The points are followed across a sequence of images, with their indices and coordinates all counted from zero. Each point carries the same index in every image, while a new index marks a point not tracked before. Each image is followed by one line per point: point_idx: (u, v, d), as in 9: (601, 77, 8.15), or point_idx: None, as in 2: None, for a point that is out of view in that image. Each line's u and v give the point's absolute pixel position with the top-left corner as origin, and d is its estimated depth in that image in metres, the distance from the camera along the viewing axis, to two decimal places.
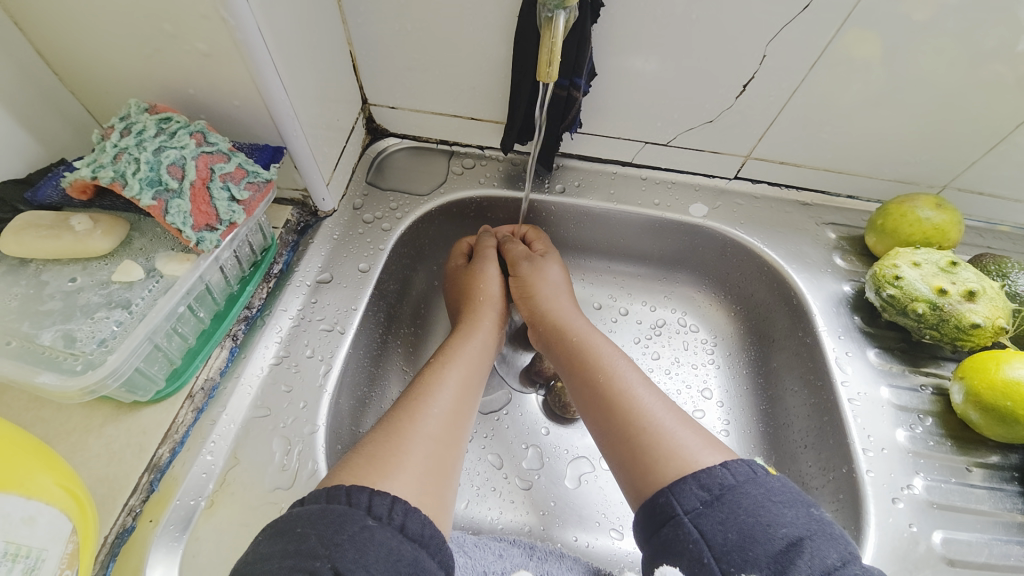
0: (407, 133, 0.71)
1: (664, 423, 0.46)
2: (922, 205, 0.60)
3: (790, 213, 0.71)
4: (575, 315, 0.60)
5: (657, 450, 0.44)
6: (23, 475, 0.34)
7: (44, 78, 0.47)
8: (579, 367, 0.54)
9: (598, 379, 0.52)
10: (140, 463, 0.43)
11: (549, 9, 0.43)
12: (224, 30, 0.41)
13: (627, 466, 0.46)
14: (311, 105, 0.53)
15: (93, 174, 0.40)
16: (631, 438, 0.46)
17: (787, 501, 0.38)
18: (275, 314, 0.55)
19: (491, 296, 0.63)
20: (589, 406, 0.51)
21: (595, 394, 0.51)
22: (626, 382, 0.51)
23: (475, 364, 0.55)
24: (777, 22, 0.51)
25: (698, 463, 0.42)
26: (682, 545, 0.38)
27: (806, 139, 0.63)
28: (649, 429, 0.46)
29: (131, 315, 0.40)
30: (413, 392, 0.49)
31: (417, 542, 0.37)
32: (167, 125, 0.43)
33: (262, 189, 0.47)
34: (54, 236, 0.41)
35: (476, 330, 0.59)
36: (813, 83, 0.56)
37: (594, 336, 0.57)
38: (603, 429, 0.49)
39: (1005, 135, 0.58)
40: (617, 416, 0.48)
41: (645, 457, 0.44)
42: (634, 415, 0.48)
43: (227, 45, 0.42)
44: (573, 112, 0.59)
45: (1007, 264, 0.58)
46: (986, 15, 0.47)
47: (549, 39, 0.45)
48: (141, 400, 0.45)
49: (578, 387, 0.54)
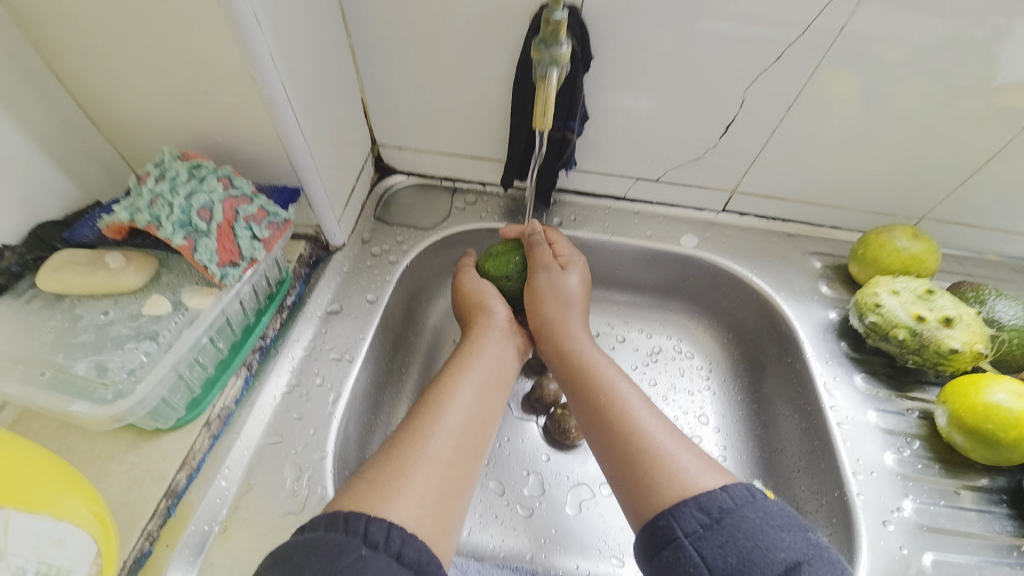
0: (413, 172, 0.76)
1: (665, 446, 0.48)
2: (899, 236, 0.63)
3: (777, 243, 0.74)
4: (581, 334, 0.62)
5: (657, 473, 0.46)
6: (56, 498, 0.36)
7: (84, 127, 0.51)
8: (581, 388, 0.57)
9: (599, 402, 0.54)
10: (159, 489, 0.45)
11: (543, 66, 0.47)
12: (252, 86, 0.46)
13: (627, 486, 0.48)
14: (326, 148, 0.58)
15: (130, 217, 0.43)
16: (630, 461, 0.48)
17: (784, 523, 0.40)
18: (288, 344, 0.58)
19: (485, 307, 0.63)
20: (591, 428, 0.54)
21: (596, 419, 0.53)
22: (625, 404, 0.53)
23: (493, 380, 0.56)
24: (754, 70, 0.56)
25: (698, 487, 0.44)
26: (682, 567, 0.40)
27: (787, 174, 0.67)
28: (649, 453, 0.48)
29: (159, 345, 0.43)
30: (425, 408, 0.50)
31: (413, 569, 0.37)
32: (197, 172, 0.46)
33: (280, 227, 0.50)
34: (89, 272, 0.44)
35: (489, 341, 0.60)
36: (791, 123, 0.61)
37: (596, 358, 0.59)
38: (603, 450, 0.52)
39: (981, 165, 0.62)
40: (618, 439, 0.50)
41: (646, 480, 0.46)
42: (635, 438, 0.49)
43: (254, 98, 0.47)
44: (568, 151, 0.64)
45: (984, 291, 0.61)
46: (950, 60, 0.52)
47: (543, 92, 0.49)
48: (162, 427, 0.47)
49: (580, 409, 0.56)
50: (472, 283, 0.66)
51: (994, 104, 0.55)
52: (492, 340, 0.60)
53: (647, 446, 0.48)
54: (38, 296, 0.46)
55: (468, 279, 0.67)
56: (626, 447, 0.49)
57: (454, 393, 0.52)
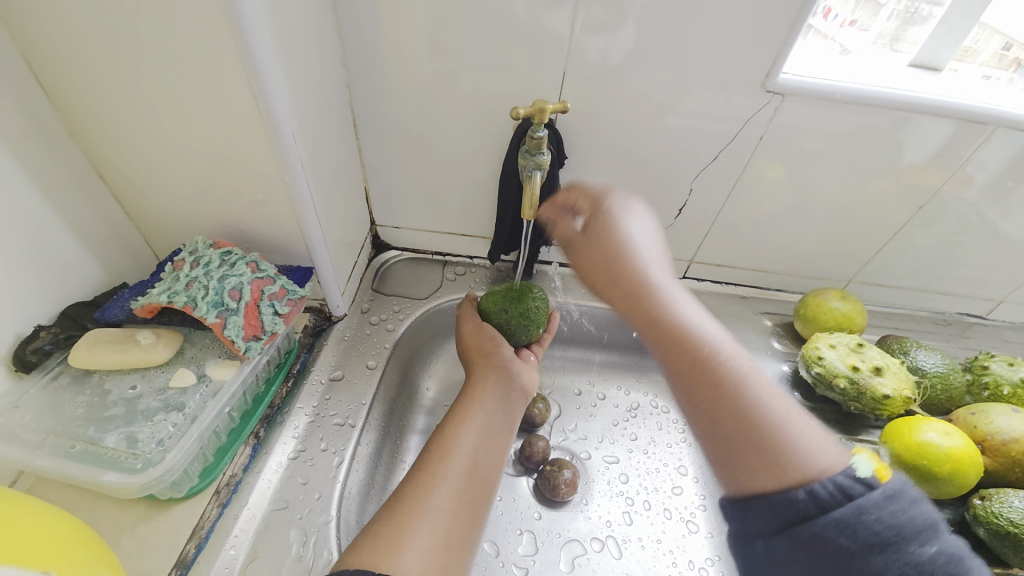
0: (407, 247, 0.84)
1: (791, 419, 0.40)
2: (831, 297, 0.75)
3: (733, 305, 0.84)
4: (658, 272, 0.53)
5: (775, 446, 0.39)
6: (87, 565, 0.38)
7: (118, 219, 0.58)
8: (661, 330, 0.48)
9: (691, 353, 0.45)
10: (169, 559, 0.47)
11: (528, 169, 0.58)
12: (281, 185, 0.54)
13: (725, 454, 0.41)
14: (336, 231, 0.65)
15: (168, 299, 0.49)
16: (743, 440, 0.40)
17: (883, 538, 0.34)
18: (293, 410, 0.61)
19: (484, 348, 0.66)
20: (682, 377, 0.45)
21: (687, 359, 0.45)
22: (728, 358, 0.44)
23: (499, 421, 0.58)
24: (698, 164, 0.69)
25: (820, 467, 0.37)
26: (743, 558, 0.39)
27: (734, 246, 0.79)
28: (763, 417, 0.40)
29: (185, 416, 0.47)
30: (431, 454, 0.52)
31: None
32: (229, 257, 0.53)
33: (297, 303, 0.56)
34: (121, 349, 0.49)
35: (490, 381, 0.61)
36: (732, 204, 0.73)
37: (681, 304, 0.49)
38: (698, 405, 0.43)
39: (896, 232, 0.75)
40: (724, 404, 0.42)
41: (760, 454, 0.39)
42: (754, 411, 0.41)
43: (281, 195, 0.55)
44: (548, 232, 0.74)
45: (907, 343, 0.71)
46: (855, 152, 0.66)
47: (530, 189, 0.59)
48: (176, 497, 0.50)
49: (660, 350, 0.48)
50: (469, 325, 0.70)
51: (898, 183, 0.69)
52: (497, 379, 0.62)
53: (766, 426, 0.40)
54: (65, 373, 0.49)
55: (467, 322, 0.70)
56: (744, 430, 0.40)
57: (459, 440, 0.53)
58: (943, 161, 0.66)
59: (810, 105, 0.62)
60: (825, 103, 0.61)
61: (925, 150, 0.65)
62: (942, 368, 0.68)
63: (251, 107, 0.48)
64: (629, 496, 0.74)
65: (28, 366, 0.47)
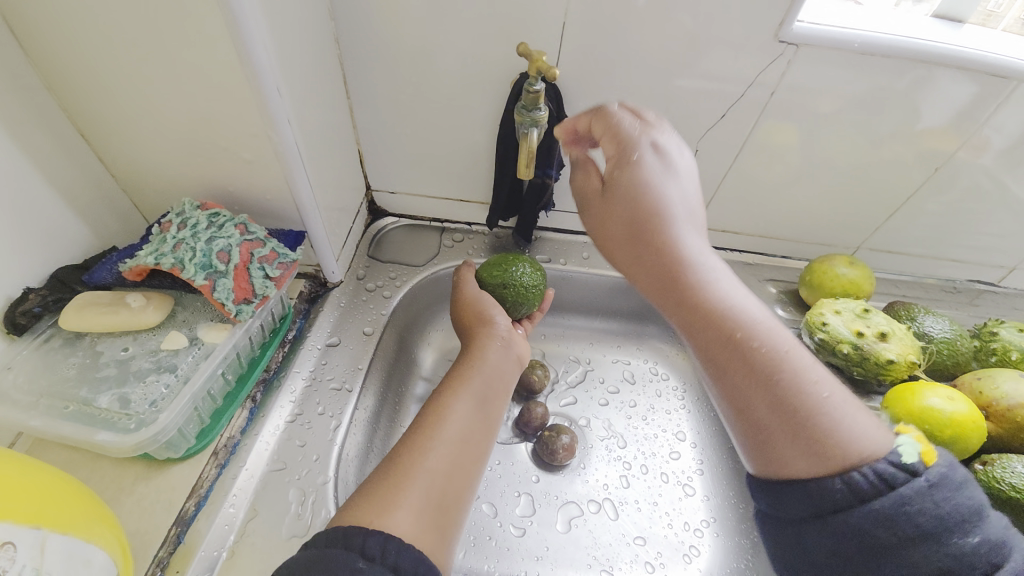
0: (404, 213, 0.82)
1: (837, 403, 0.40)
2: (838, 263, 0.72)
3: (736, 272, 0.82)
4: (689, 236, 0.48)
5: (819, 428, 0.39)
6: (84, 522, 0.39)
7: (104, 180, 0.56)
8: (699, 314, 0.46)
9: (728, 335, 0.44)
10: (170, 517, 0.48)
11: (525, 126, 0.55)
12: (268, 144, 0.52)
13: (762, 437, 0.42)
14: (328, 195, 0.63)
15: (155, 260, 0.48)
16: (786, 422, 0.40)
17: (925, 530, 0.35)
18: (289, 375, 0.61)
19: (481, 312, 0.65)
20: (722, 362, 0.44)
21: (723, 341, 0.44)
22: (772, 341, 0.43)
23: (494, 388, 0.57)
24: (705, 123, 0.65)
25: (868, 450, 0.38)
26: (777, 540, 0.41)
27: (740, 211, 0.76)
28: (805, 399, 0.40)
29: (177, 378, 0.46)
30: (427, 416, 0.52)
31: None
32: (216, 219, 0.51)
33: (289, 267, 0.55)
34: (112, 312, 0.48)
35: (487, 345, 0.61)
36: (739, 166, 0.70)
37: (721, 285, 0.46)
38: (739, 391, 0.43)
39: (907, 197, 0.72)
40: (767, 391, 0.41)
41: (802, 434, 0.39)
42: (794, 397, 0.41)
43: (269, 154, 0.53)
44: (546, 197, 0.73)
45: (914, 309, 0.69)
46: (871, 111, 0.63)
47: (526, 146, 0.56)
48: (174, 457, 0.51)
49: (696, 333, 0.46)
50: (468, 289, 0.68)
51: (912, 145, 0.66)
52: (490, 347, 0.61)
53: (808, 406, 0.40)
54: (57, 336, 0.49)
55: (463, 286, 0.69)
56: (785, 411, 0.41)
57: (450, 407, 0.53)
58: (964, 119, 0.62)
59: (826, 57, 0.58)
60: (842, 55, 0.58)
61: (946, 107, 0.61)
62: (950, 334, 0.66)
63: (231, 59, 0.45)
64: (627, 461, 0.75)
65: (18, 329, 0.47)
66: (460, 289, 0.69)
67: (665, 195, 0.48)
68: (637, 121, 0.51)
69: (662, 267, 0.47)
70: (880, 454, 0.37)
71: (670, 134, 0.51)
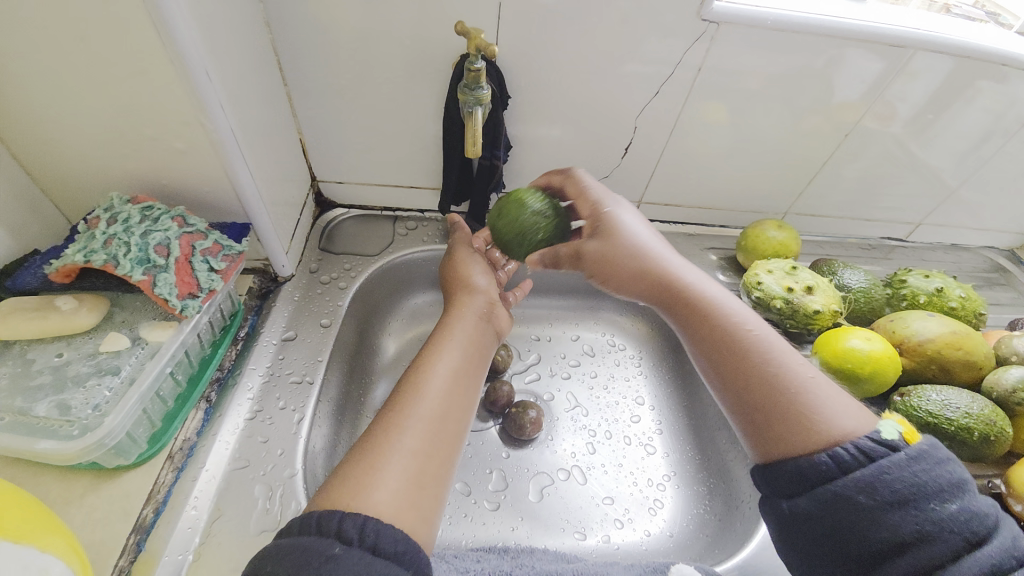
0: (353, 204, 0.80)
1: (820, 382, 0.46)
2: (769, 227, 0.78)
3: (681, 243, 0.87)
4: (658, 250, 0.55)
5: (795, 419, 0.44)
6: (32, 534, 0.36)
7: (17, 179, 0.52)
8: (695, 315, 0.52)
9: (727, 333, 0.50)
10: (128, 525, 0.46)
11: (468, 106, 0.56)
12: (202, 132, 0.49)
13: (760, 422, 0.46)
14: (271, 185, 0.61)
15: (85, 258, 0.45)
16: (781, 405, 0.45)
17: (902, 496, 0.39)
18: (244, 371, 0.59)
19: (468, 280, 0.67)
20: (723, 362, 0.50)
21: (721, 340, 0.50)
22: (756, 335, 0.49)
23: (470, 359, 0.57)
24: (642, 100, 0.68)
25: (844, 428, 0.43)
26: (784, 529, 0.43)
27: (680, 184, 0.81)
28: (798, 392, 0.45)
29: (121, 380, 0.44)
30: (403, 392, 0.51)
31: (390, 560, 0.39)
32: (150, 212, 0.49)
33: (236, 259, 0.53)
34: (41, 317, 0.45)
35: (464, 318, 0.61)
36: (677, 141, 0.74)
37: (709, 286, 0.53)
38: (736, 384, 0.48)
39: (825, 164, 0.78)
40: (755, 382, 0.47)
41: (790, 421, 0.44)
42: (781, 377, 0.46)
43: (204, 143, 0.50)
44: (497, 177, 0.72)
45: (835, 265, 0.77)
46: (789, 84, 0.68)
47: (471, 127, 0.57)
48: (123, 464, 0.49)
49: (692, 329, 0.52)
50: (463, 254, 0.70)
51: (826, 114, 0.72)
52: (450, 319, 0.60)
53: (795, 387, 0.46)
54: None
55: (456, 250, 0.70)
56: (771, 400, 0.46)
57: (427, 380, 0.53)
58: (867, 89, 0.69)
59: (746, 34, 0.62)
60: (760, 31, 0.62)
61: (851, 79, 0.67)
62: (866, 285, 0.73)
63: (153, 41, 0.43)
64: (592, 428, 0.78)
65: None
66: (453, 254, 0.71)
67: (624, 221, 0.55)
68: (600, 186, 0.58)
69: (649, 281, 0.54)
70: (861, 430, 0.42)
71: (615, 199, 0.57)
